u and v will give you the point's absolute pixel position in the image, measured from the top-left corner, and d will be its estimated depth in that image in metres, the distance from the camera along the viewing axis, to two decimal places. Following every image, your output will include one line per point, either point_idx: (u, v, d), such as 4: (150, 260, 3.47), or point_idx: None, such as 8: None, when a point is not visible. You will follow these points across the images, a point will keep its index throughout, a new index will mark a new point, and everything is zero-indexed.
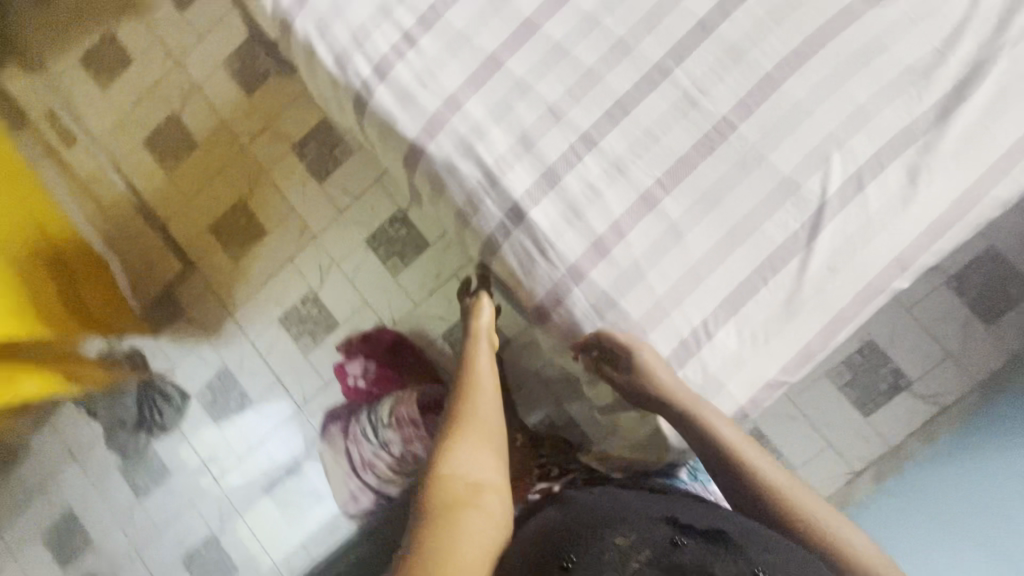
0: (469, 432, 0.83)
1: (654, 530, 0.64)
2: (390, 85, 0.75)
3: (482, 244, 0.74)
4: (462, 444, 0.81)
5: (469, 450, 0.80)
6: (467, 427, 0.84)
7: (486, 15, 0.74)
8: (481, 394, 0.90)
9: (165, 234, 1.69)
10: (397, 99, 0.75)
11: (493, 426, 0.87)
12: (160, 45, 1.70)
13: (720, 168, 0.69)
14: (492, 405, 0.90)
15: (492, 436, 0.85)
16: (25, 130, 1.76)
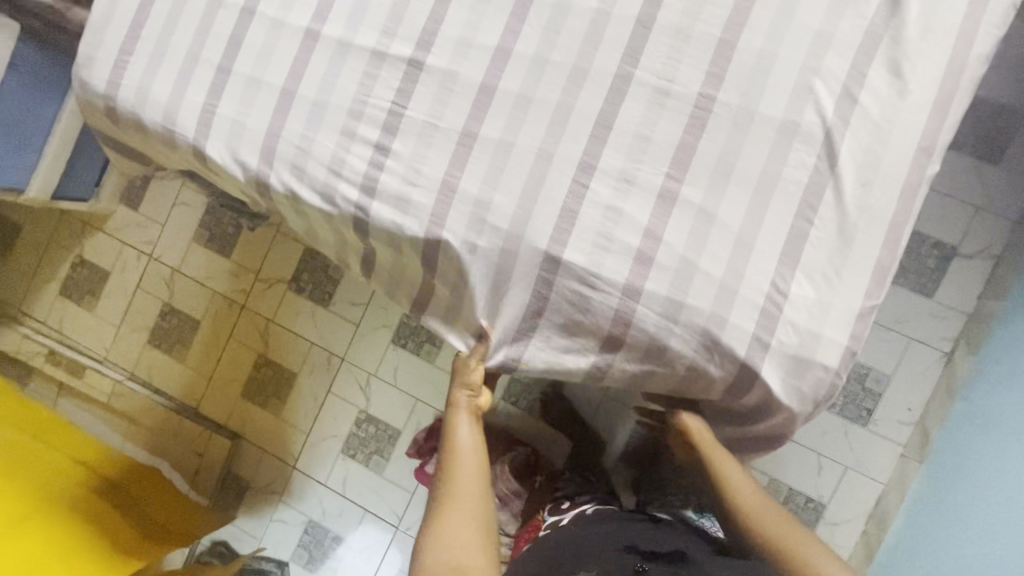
0: (446, 512, 0.88)
1: (622, 559, 0.88)
2: (381, 197, 0.76)
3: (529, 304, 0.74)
4: (445, 524, 0.87)
5: (449, 532, 0.86)
6: (449, 504, 0.89)
7: (443, 96, 0.75)
8: (460, 463, 0.93)
9: (200, 418, 1.67)
10: (393, 207, 0.75)
11: (475, 494, 0.91)
12: (130, 247, 1.73)
13: (719, 139, 0.70)
14: (472, 472, 0.93)
15: (474, 512, 0.89)
16: (32, 379, 1.74)
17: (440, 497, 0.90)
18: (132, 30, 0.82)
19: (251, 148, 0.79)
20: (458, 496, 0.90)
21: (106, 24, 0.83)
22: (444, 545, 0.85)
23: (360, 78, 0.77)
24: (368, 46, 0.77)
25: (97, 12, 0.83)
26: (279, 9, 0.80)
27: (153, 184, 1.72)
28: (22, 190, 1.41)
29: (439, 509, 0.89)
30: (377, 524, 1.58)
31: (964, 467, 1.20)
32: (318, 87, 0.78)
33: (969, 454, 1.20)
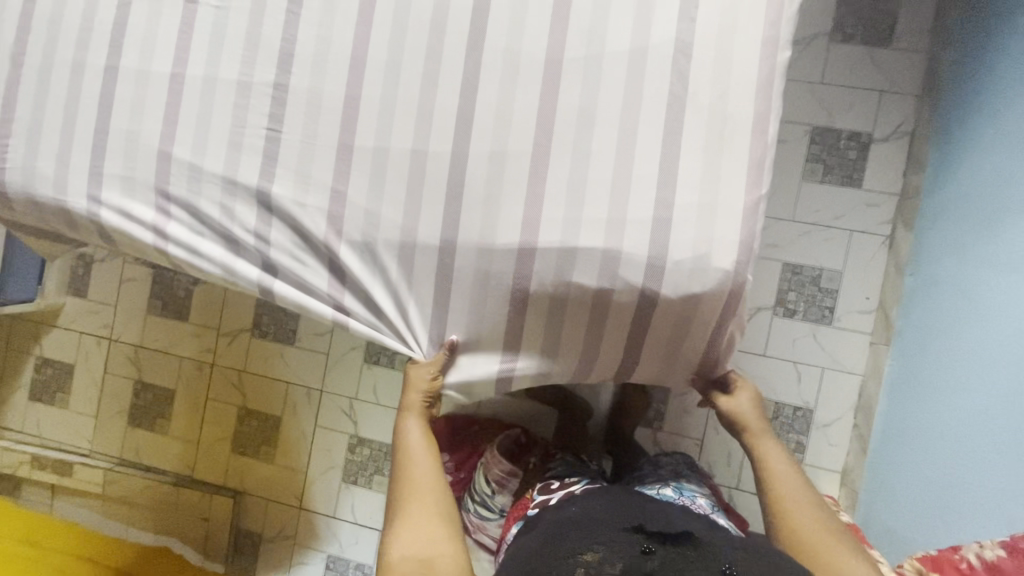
0: (408, 509, 0.92)
1: (625, 540, 0.79)
2: (279, 217, 0.77)
3: (439, 283, 0.75)
4: (408, 517, 0.91)
5: (412, 528, 0.90)
6: (411, 502, 0.93)
7: (313, 113, 0.77)
8: (416, 463, 0.96)
9: (197, 484, 1.66)
10: (293, 222, 0.77)
11: (433, 489, 0.94)
12: (88, 335, 1.72)
13: (577, 82, 0.72)
14: (428, 472, 0.96)
15: (431, 505, 0.93)
16: (23, 487, 1.73)
17: (401, 496, 0.94)
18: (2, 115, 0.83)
19: (144, 201, 0.80)
20: (417, 492, 0.94)
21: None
22: (408, 539, 0.89)
23: (232, 108, 0.79)
24: (232, 78, 0.79)
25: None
26: (138, 60, 0.81)
27: (96, 269, 1.72)
28: None
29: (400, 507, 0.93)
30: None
31: (917, 386, 1.23)
32: (195, 128, 0.79)
33: (928, 358, 1.20)
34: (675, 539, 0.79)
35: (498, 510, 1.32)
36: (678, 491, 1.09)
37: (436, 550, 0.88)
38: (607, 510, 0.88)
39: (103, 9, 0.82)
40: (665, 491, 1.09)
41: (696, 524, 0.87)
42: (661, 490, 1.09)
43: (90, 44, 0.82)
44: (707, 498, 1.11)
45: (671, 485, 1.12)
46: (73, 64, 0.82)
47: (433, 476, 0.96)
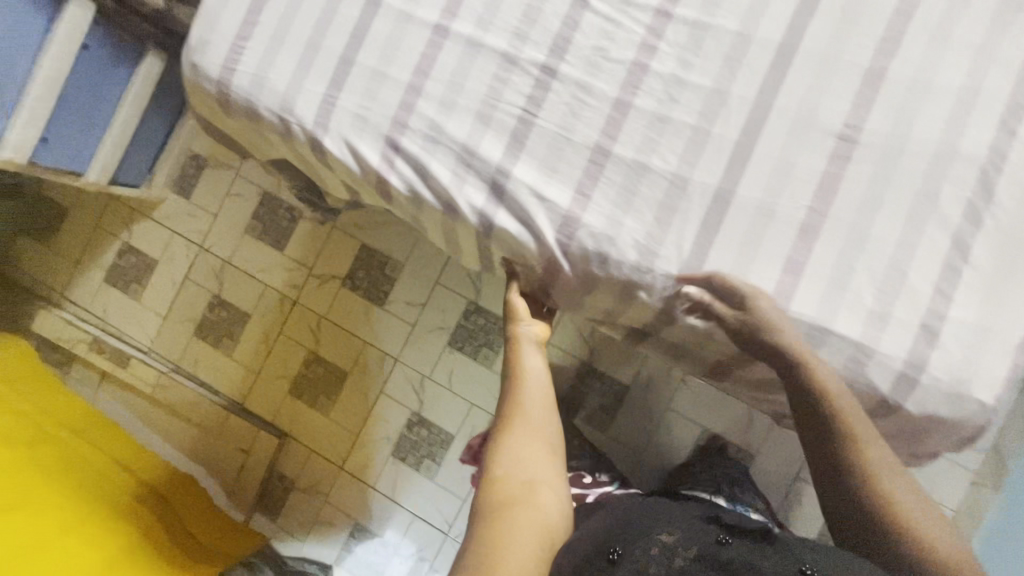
0: (516, 426, 0.84)
1: (702, 530, 0.77)
2: (508, 204, 0.73)
3: (660, 314, 0.73)
4: (515, 434, 0.84)
5: (521, 447, 0.82)
6: (520, 429, 0.84)
7: (575, 109, 0.73)
8: (530, 391, 0.88)
9: (246, 415, 1.63)
10: (520, 214, 0.72)
11: (542, 420, 0.86)
12: (180, 237, 1.70)
13: (872, 164, 0.67)
14: (542, 395, 0.89)
15: (542, 430, 0.85)
16: (74, 366, 1.70)
17: (510, 421, 0.85)
18: (244, 15, 0.79)
19: (370, 144, 0.76)
20: (528, 413, 0.86)
21: (217, 7, 0.80)
22: (514, 456, 0.81)
23: (490, 80, 0.74)
24: (498, 48, 0.75)
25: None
26: (404, 3, 0.77)
27: (207, 174, 1.69)
28: (81, 174, 1.43)
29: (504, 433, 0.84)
30: (427, 530, 1.54)
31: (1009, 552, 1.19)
32: (445, 88, 0.75)
33: None
34: (756, 537, 0.74)
35: None
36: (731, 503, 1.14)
37: (542, 476, 0.81)
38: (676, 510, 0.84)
39: None
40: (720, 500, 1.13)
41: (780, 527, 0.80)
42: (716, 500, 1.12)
43: None
44: (760, 514, 1.14)
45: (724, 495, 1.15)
46: None
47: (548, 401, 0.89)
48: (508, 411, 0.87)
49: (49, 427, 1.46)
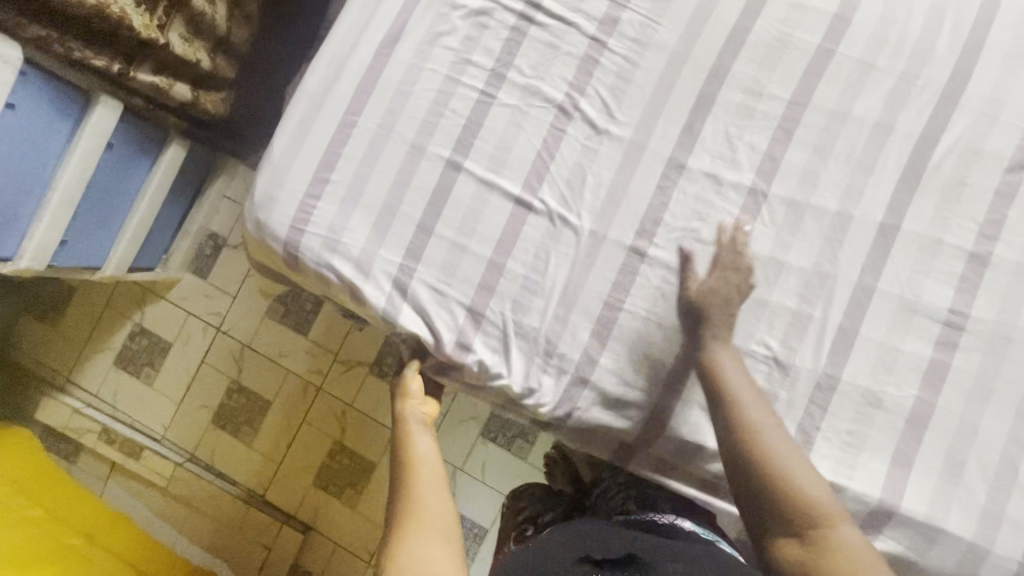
0: (409, 524, 0.80)
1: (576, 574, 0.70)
2: (595, 389, 0.71)
3: None
4: (410, 534, 0.79)
5: (418, 543, 0.77)
6: (413, 523, 0.80)
7: (666, 291, 0.71)
8: (418, 483, 0.86)
9: (268, 507, 1.56)
10: (607, 401, 0.71)
11: (436, 508, 0.83)
12: (195, 318, 1.62)
13: (976, 357, 0.70)
14: (436, 487, 0.86)
15: (437, 520, 0.81)
16: (81, 456, 1.63)
17: (403, 516, 0.82)
18: (314, 174, 0.75)
19: (448, 316, 0.73)
20: (421, 509, 0.82)
21: (285, 163, 0.76)
22: (411, 555, 0.76)
23: (576, 256, 0.72)
24: (584, 224, 0.72)
25: (276, 148, 0.77)
26: (486, 168, 0.74)
27: (225, 253, 1.62)
28: (99, 268, 1.37)
29: (399, 527, 0.80)
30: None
31: None
32: (530, 262, 0.73)
33: None
34: (625, 562, 0.73)
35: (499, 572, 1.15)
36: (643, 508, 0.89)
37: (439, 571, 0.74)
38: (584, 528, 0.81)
39: (457, 100, 0.75)
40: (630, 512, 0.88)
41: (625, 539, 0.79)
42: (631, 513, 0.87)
43: (435, 132, 0.75)
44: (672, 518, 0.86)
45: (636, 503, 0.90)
46: (411, 148, 0.75)
47: (442, 492, 0.86)
48: (401, 514, 0.82)
49: (57, 532, 1.37)
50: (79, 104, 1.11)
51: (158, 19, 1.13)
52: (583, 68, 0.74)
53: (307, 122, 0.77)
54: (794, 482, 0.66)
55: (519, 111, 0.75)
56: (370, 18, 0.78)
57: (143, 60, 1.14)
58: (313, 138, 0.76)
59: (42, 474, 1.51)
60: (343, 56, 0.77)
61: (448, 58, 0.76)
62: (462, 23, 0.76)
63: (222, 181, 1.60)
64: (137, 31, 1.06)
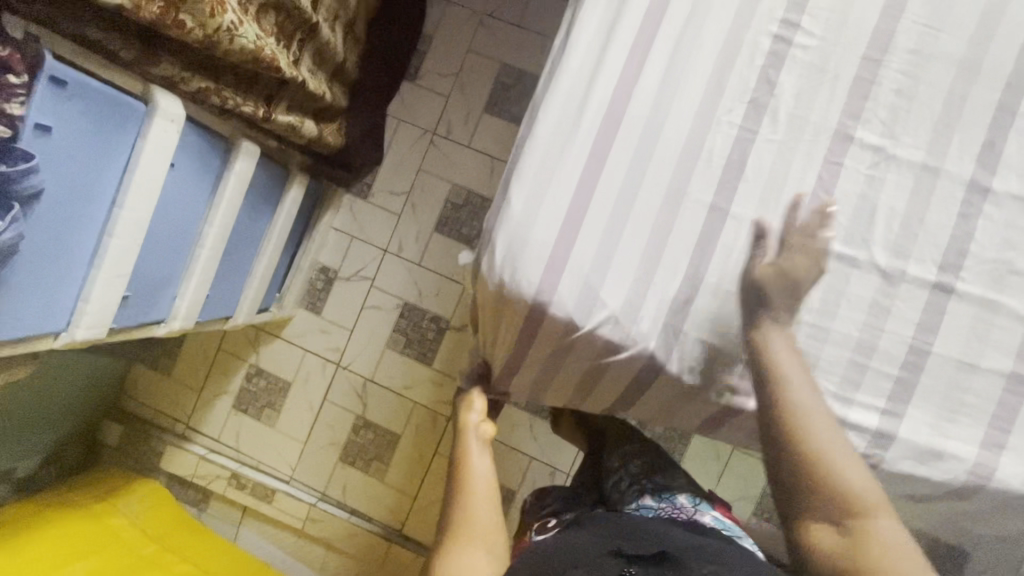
0: (461, 530, 0.72)
1: (603, 564, 0.64)
2: (904, 444, 0.65)
3: None
4: (461, 539, 0.71)
5: (470, 550, 0.70)
6: (462, 529, 0.72)
7: (979, 330, 0.64)
8: (474, 488, 0.76)
9: (407, 542, 1.52)
10: (920, 458, 0.65)
11: (488, 523, 0.74)
12: (313, 355, 1.57)
13: None
14: (490, 501, 0.76)
15: (491, 534, 0.73)
16: (210, 502, 1.60)
17: (454, 523, 0.73)
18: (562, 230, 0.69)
19: (728, 368, 0.68)
20: (471, 518, 0.73)
21: (527, 219, 0.69)
22: (462, 559, 0.69)
23: (872, 296, 0.66)
24: (877, 266, 0.65)
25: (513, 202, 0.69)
26: (757, 208, 0.67)
27: (337, 287, 1.57)
28: (229, 316, 1.31)
29: (449, 534, 0.72)
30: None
31: None
32: (817, 309, 0.66)
33: None
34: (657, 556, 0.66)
35: None
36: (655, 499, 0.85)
37: None
38: (605, 522, 0.76)
39: (716, 135, 0.68)
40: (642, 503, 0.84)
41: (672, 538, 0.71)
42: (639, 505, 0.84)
43: (695, 172, 0.68)
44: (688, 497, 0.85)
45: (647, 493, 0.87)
46: (669, 191, 0.69)
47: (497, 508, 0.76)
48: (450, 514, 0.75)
49: None
50: (222, 152, 1.04)
51: (293, 54, 1.06)
52: (858, 89, 0.67)
53: (547, 170, 0.69)
54: (800, 427, 0.60)
55: (790, 142, 0.67)
56: (605, 47, 0.69)
57: (279, 98, 1.07)
58: (555, 188, 0.69)
59: (177, 526, 1.47)
60: (579, 92, 0.69)
61: (701, 88, 0.69)
62: (712, 48, 0.69)
63: (328, 213, 1.54)
64: (284, 72, 1.00)
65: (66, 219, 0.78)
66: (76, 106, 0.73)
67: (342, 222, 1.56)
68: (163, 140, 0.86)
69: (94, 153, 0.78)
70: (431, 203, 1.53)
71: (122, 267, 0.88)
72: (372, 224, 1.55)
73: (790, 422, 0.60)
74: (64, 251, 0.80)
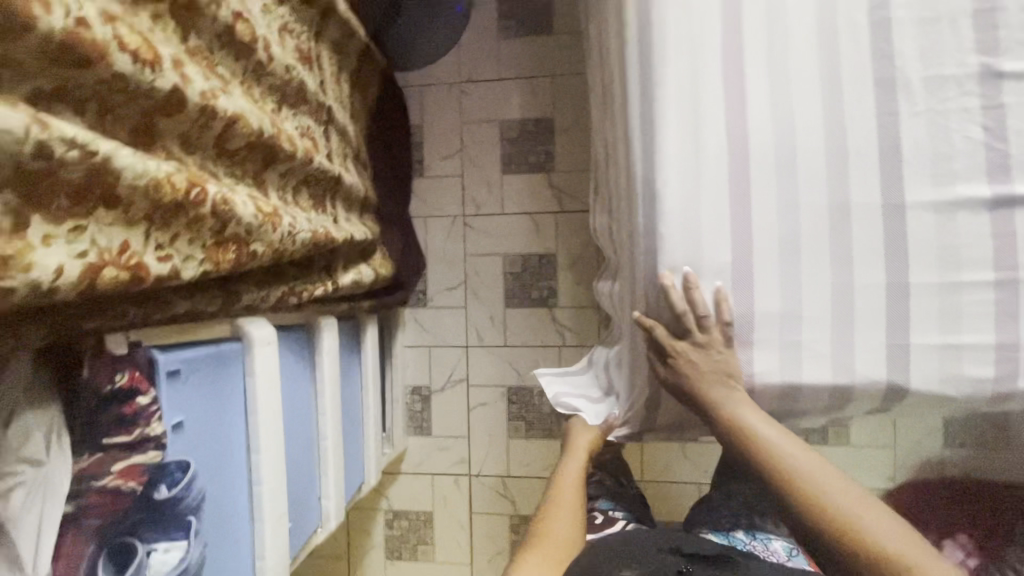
0: (540, 544, 0.75)
1: (662, 559, 0.76)
2: None
3: None
4: (533, 551, 0.74)
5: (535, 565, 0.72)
6: (539, 544, 0.76)
7: None
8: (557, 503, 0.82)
9: None
10: None
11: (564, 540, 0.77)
12: (442, 475, 1.51)
13: None
14: (572, 523, 0.79)
15: (565, 551, 0.75)
16: None
17: (538, 532, 0.78)
18: (703, 312, 0.64)
19: (979, 360, 0.61)
20: (549, 537, 0.77)
21: (700, 296, 0.64)
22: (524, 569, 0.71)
23: None
24: None
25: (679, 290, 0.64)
26: (936, 186, 0.61)
27: (436, 400, 1.51)
28: (362, 484, 1.25)
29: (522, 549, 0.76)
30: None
31: None
32: None
33: None
34: (715, 562, 0.76)
35: None
36: (748, 535, 0.98)
37: None
38: (683, 534, 0.88)
39: (855, 131, 0.62)
40: (734, 535, 0.99)
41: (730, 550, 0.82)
42: (730, 534, 0.99)
43: (851, 175, 0.62)
44: (784, 541, 0.98)
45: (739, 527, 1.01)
46: (833, 207, 0.62)
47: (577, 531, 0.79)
48: (533, 528, 0.79)
49: None
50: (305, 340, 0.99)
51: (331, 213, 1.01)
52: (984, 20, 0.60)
53: (695, 243, 0.64)
54: (787, 469, 0.69)
55: (937, 106, 0.61)
56: (697, 90, 0.64)
57: (334, 262, 1.03)
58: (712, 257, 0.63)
59: None
60: (691, 150, 0.64)
61: (815, 89, 0.63)
62: (808, 46, 0.63)
63: (398, 335, 1.49)
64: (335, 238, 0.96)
65: (221, 494, 0.73)
66: (194, 387, 0.68)
67: (413, 337, 1.51)
68: (270, 368, 0.81)
69: (221, 417, 0.73)
70: (489, 282, 1.48)
71: (281, 506, 0.83)
72: (442, 326, 1.50)
73: (789, 481, 0.69)
74: (231, 524, 0.75)
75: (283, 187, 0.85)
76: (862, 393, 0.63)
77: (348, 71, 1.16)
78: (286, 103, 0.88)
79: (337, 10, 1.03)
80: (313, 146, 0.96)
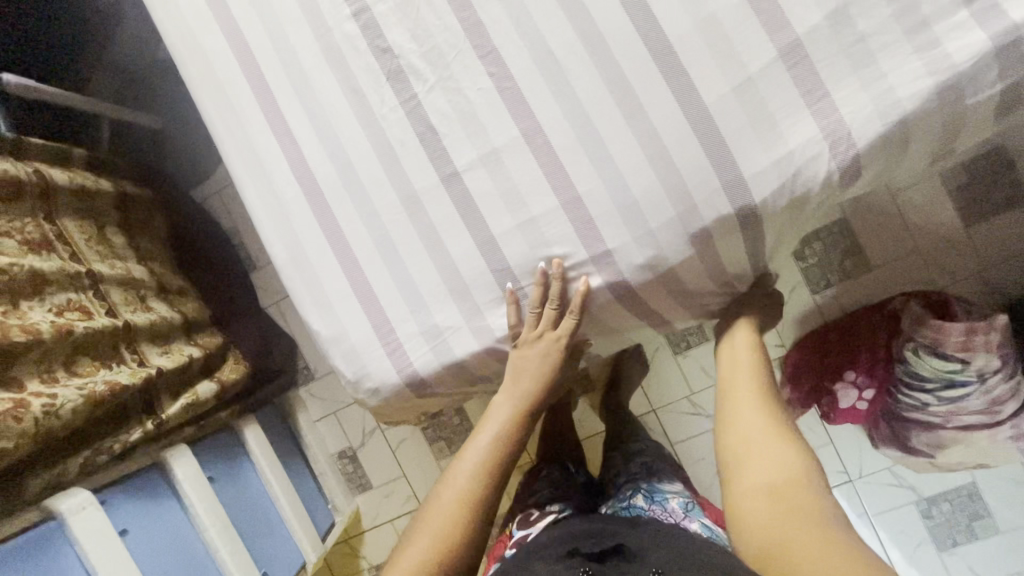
0: (455, 511, 0.66)
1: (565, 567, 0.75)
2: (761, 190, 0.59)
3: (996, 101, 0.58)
4: (447, 518, 0.66)
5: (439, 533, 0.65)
6: (449, 511, 0.66)
7: (722, 45, 0.57)
8: (481, 443, 0.70)
9: None
10: (783, 189, 0.58)
11: (463, 501, 0.67)
12: (398, 518, 1.58)
13: None
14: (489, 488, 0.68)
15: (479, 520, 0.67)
16: None
17: (457, 487, 0.67)
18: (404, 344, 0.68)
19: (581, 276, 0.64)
20: (461, 505, 0.67)
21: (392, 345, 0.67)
22: (437, 531, 0.65)
23: (619, 111, 0.60)
24: (597, 88, 0.60)
25: (338, 323, 0.68)
26: (474, 144, 0.64)
27: (363, 455, 1.58)
28: (304, 564, 1.34)
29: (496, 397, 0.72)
30: (875, 485, 1.35)
31: None
32: (592, 164, 0.61)
33: None
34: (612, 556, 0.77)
35: (911, 408, 1.15)
36: (648, 501, 1.04)
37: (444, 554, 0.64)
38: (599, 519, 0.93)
39: (391, 126, 0.66)
40: (635, 505, 1.04)
41: (636, 532, 0.84)
42: (631, 506, 1.04)
43: (406, 167, 0.66)
44: (680, 497, 1.04)
45: (643, 496, 1.06)
46: (404, 201, 0.66)
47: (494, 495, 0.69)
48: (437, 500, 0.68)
49: None
50: (159, 476, 1.08)
51: (132, 360, 1.09)
52: None
53: (316, 284, 0.69)
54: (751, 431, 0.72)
55: (443, 74, 0.64)
56: (259, 155, 0.69)
57: (159, 399, 1.11)
58: (334, 290, 0.68)
59: None
60: (278, 208, 0.69)
61: (345, 105, 0.67)
62: (324, 72, 0.67)
63: (302, 415, 1.57)
64: (133, 383, 1.03)
65: None
66: None
67: (318, 409, 1.59)
68: (94, 527, 0.91)
69: None
70: None
71: None
72: (336, 390, 1.57)
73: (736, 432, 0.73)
74: None
75: (46, 370, 0.93)
76: (511, 342, 0.68)
77: (114, 225, 1.25)
78: (21, 296, 0.95)
79: (59, 185, 1.10)
80: (80, 314, 1.03)
